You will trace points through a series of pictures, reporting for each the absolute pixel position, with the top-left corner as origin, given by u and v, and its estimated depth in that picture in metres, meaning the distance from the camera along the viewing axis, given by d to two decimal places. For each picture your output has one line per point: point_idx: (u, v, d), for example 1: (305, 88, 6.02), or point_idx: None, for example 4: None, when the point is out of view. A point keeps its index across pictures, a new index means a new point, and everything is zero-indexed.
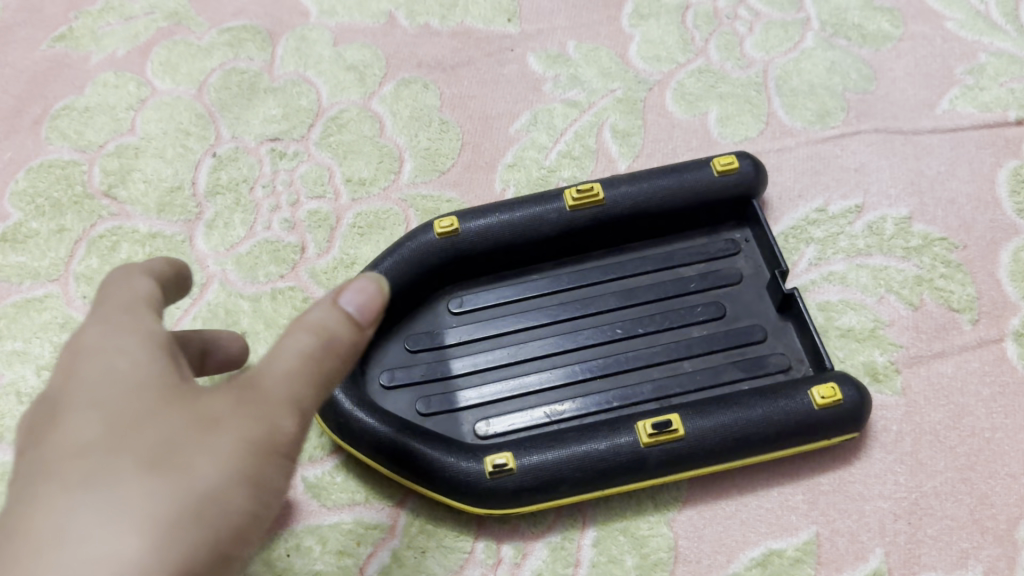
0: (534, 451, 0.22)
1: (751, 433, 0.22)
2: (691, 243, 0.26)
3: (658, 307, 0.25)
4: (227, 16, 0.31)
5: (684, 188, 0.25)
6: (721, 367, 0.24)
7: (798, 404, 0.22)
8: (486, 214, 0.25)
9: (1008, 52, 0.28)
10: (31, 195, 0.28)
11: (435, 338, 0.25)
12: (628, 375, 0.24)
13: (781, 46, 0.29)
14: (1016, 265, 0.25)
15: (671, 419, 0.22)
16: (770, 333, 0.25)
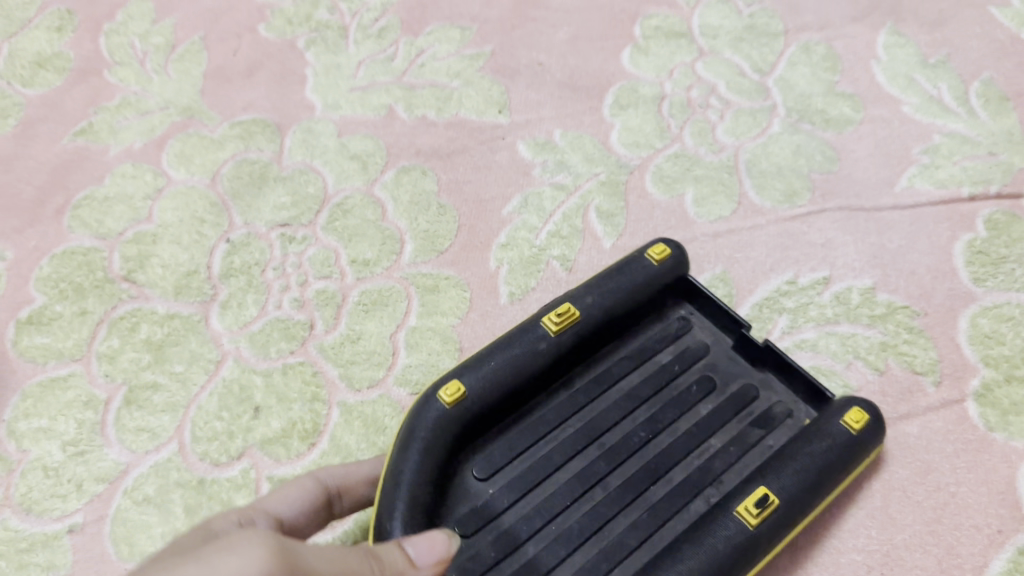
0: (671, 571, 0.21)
1: (820, 474, 0.23)
2: (651, 331, 0.27)
3: (670, 403, 0.26)
4: (238, 111, 0.33)
5: (639, 286, 0.26)
6: (740, 439, 0.25)
7: (839, 434, 0.24)
8: (477, 367, 0.24)
9: (960, 133, 0.31)
10: (54, 280, 0.29)
11: (483, 512, 0.23)
12: (674, 473, 0.24)
13: (749, 132, 0.32)
14: (974, 330, 0.27)
15: (763, 493, 0.22)
16: (755, 389, 0.26)
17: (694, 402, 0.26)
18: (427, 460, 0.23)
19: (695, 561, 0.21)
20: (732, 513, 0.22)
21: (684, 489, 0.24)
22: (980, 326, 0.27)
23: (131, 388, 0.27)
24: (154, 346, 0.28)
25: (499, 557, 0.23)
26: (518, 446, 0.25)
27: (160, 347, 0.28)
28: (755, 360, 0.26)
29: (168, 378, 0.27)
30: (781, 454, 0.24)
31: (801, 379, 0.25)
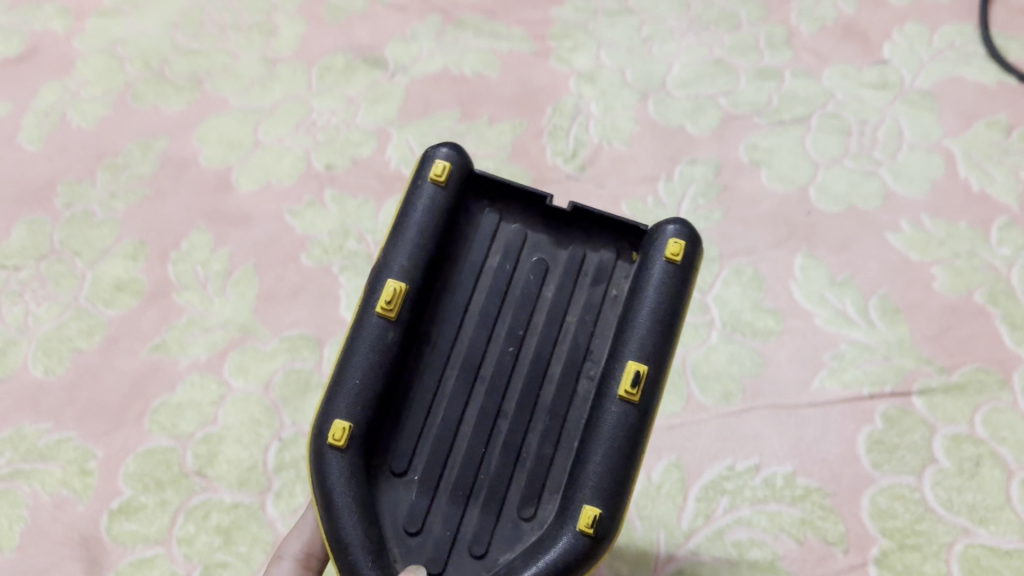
0: (589, 488, 0.26)
1: (666, 308, 0.27)
2: (470, 244, 0.30)
3: (521, 304, 0.29)
4: (285, 326, 0.41)
5: (436, 218, 0.29)
6: (589, 308, 0.29)
7: (661, 268, 0.28)
8: (344, 392, 0.27)
9: (862, 342, 0.40)
10: (140, 475, 0.38)
11: (413, 513, 0.27)
12: (550, 373, 0.28)
13: (693, 341, 0.40)
14: (873, 507, 0.37)
15: (628, 371, 0.27)
16: (588, 242, 0.30)
17: (541, 284, 0.29)
18: (357, 505, 0.26)
19: (603, 469, 0.26)
20: (614, 401, 0.26)
21: (565, 396, 0.28)
22: (877, 504, 0.37)
23: (205, 564, 0.36)
24: (224, 529, 0.37)
25: (449, 538, 0.27)
26: (414, 426, 0.28)
27: (228, 531, 0.37)
28: (571, 227, 0.30)
29: (234, 556, 0.36)
30: (625, 315, 0.28)
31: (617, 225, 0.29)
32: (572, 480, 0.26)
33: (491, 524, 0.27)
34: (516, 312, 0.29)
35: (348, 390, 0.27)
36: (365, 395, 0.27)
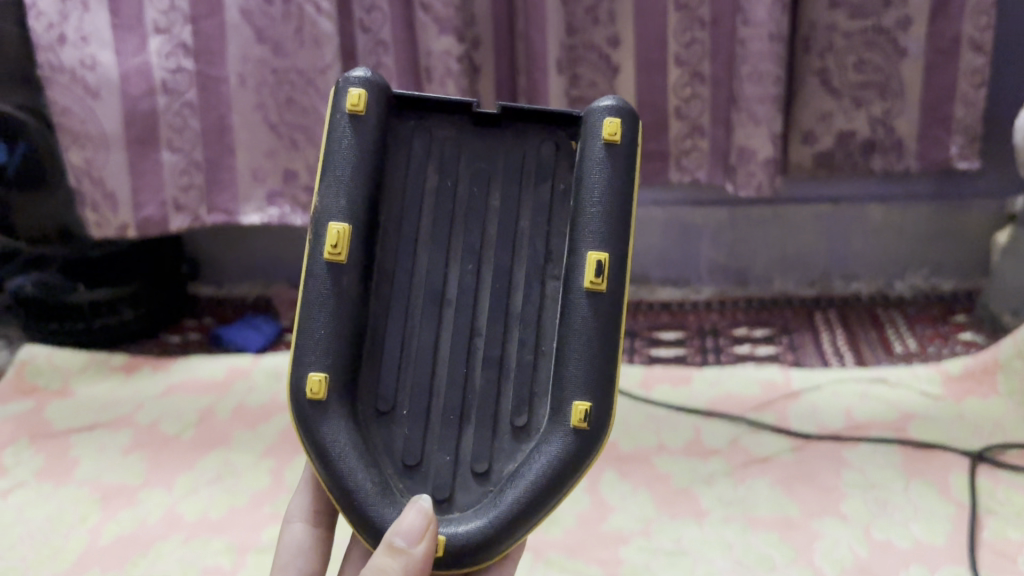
0: (574, 396, 0.52)
1: (608, 198, 0.53)
2: (416, 171, 0.56)
3: (477, 214, 0.55)
4: None
5: (365, 165, 0.53)
6: (538, 210, 0.56)
7: (600, 144, 0.53)
8: (323, 356, 0.52)
9: None
10: None
11: (414, 432, 0.53)
12: (514, 272, 0.55)
13: None
14: None
15: (592, 274, 0.52)
16: (523, 139, 0.57)
17: (485, 186, 0.56)
18: (351, 433, 0.52)
19: (577, 362, 0.52)
20: (582, 293, 0.52)
21: (534, 288, 0.55)
22: None
23: None
24: None
25: (453, 434, 0.53)
26: (405, 335, 0.55)
27: None
28: (500, 122, 0.57)
29: None
30: (581, 213, 0.53)
31: (543, 112, 0.56)
32: (559, 369, 0.52)
33: (490, 441, 0.54)
34: (468, 230, 0.55)
35: (327, 334, 0.52)
36: (337, 351, 0.52)
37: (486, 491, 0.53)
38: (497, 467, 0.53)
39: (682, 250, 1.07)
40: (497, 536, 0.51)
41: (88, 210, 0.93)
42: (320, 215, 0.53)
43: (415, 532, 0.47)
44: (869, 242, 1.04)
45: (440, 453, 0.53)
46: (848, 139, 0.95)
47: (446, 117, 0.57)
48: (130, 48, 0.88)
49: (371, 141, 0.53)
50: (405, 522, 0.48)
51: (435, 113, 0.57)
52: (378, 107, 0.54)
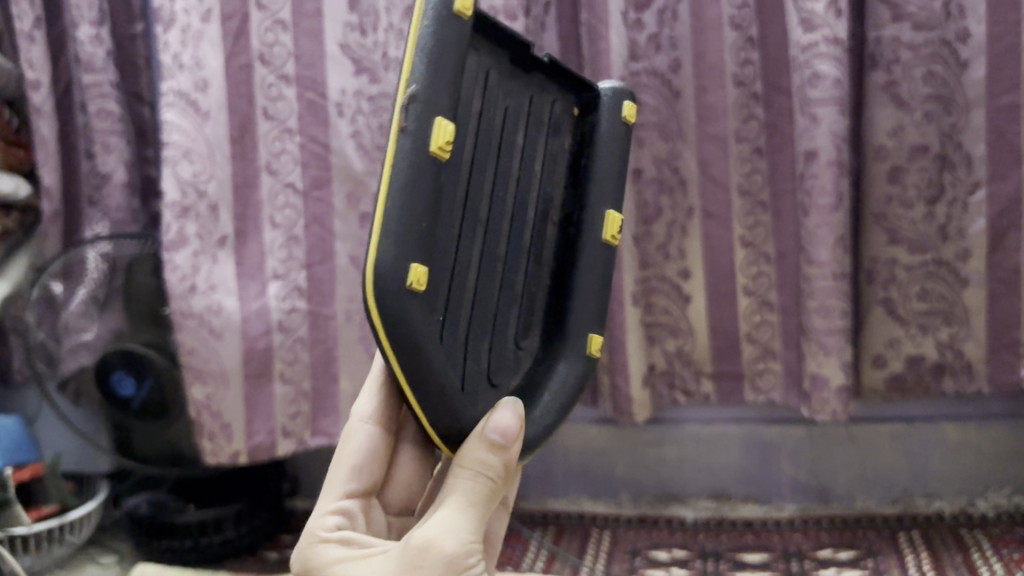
0: (578, 328, 0.66)
1: (616, 165, 0.66)
2: (478, 78, 0.58)
3: (512, 147, 0.61)
4: None
5: (459, 50, 0.53)
6: (548, 160, 0.64)
7: (618, 116, 0.67)
8: (413, 255, 0.51)
9: None
10: None
11: (451, 324, 0.56)
12: (530, 210, 0.63)
13: None
14: None
15: (609, 233, 0.66)
16: (544, 85, 0.64)
17: (517, 122, 0.61)
18: (417, 333, 0.52)
19: (583, 300, 0.65)
20: (597, 241, 0.65)
21: (542, 226, 0.64)
22: None
23: None
24: None
25: (483, 353, 0.60)
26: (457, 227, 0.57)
27: None
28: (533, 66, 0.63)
29: None
30: (593, 173, 0.65)
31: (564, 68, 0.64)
32: (567, 300, 0.65)
33: (504, 361, 0.62)
34: (507, 165, 0.60)
35: (413, 204, 0.51)
36: (419, 247, 0.51)
37: None
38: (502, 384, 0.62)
39: (762, 468, 1.11)
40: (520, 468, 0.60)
41: (204, 440, 1.00)
42: (420, 103, 0.51)
43: (513, 429, 0.56)
44: (947, 460, 1.07)
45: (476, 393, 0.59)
46: (918, 363, 0.99)
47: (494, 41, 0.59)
48: (251, 293, 0.98)
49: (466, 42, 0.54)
50: (503, 420, 0.56)
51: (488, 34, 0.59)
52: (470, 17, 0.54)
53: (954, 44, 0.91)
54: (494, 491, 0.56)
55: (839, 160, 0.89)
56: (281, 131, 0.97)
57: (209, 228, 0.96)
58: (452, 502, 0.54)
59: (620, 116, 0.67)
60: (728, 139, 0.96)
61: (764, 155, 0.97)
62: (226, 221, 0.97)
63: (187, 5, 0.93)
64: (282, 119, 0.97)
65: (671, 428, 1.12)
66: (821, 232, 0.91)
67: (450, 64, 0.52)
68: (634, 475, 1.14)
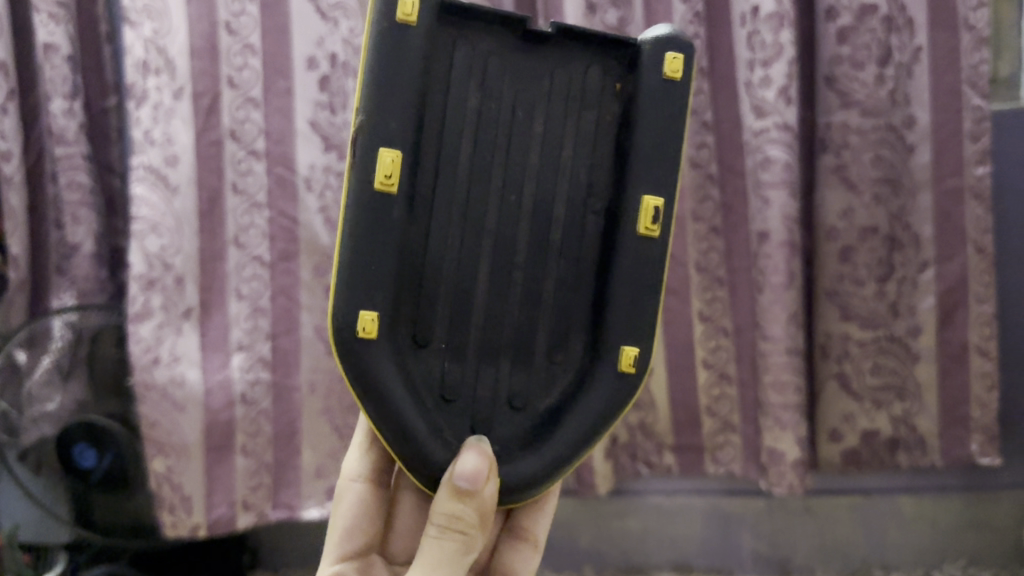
0: (622, 336, 0.69)
1: (660, 141, 0.68)
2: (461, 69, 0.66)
3: (518, 136, 0.68)
4: None
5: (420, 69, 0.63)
6: (576, 144, 0.69)
7: (678, 84, 0.68)
8: (368, 296, 0.62)
9: None
10: None
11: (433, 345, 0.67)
12: (555, 205, 0.69)
13: None
14: None
15: (654, 228, 0.68)
16: (567, 59, 0.69)
17: (523, 112, 0.68)
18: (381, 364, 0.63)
19: (613, 302, 0.69)
20: (643, 234, 0.68)
21: (573, 218, 0.70)
22: None
23: None
24: None
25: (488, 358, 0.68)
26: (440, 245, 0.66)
27: None
28: (547, 40, 0.68)
29: None
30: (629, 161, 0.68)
31: (597, 41, 0.69)
32: (603, 311, 0.69)
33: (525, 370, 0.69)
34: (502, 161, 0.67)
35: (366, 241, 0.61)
36: (380, 295, 0.62)
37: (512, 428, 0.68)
38: (527, 398, 0.69)
39: (725, 541, 1.13)
40: (535, 480, 0.67)
41: (166, 512, 1.02)
42: (362, 138, 0.61)
43: (480, 473, 0.61)
44: (903, 532, 1.09)
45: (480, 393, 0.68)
46: (873, 437, 1.00)
47: (482, 29, 0.67)
48: (214, 365, 1.00)
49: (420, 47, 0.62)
50: (469, 467, 0.61)
51: (471, 25, 0.66)
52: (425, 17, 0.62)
53: (900, 129, 0.95)
54: (468, 540, 0.61)
55: (791, 241, 0.92)
56: (249, 206, 0.99)
57: (173, 301, 0.98)
58: (419, 568, 0.60)
59: (656, 74, 0.68)
60: (687, 220, 0.99)
61: (720, 234, 1.00)
62: (192, 294, 0.98)
63: (159, 83, 0.96)
64: (251, 194, 0.98)
65: (635, 500, 1.13)
66: (775, 309, 0.93)
67: (399, 80, 0.61)
68: (598, 548, 1.15)
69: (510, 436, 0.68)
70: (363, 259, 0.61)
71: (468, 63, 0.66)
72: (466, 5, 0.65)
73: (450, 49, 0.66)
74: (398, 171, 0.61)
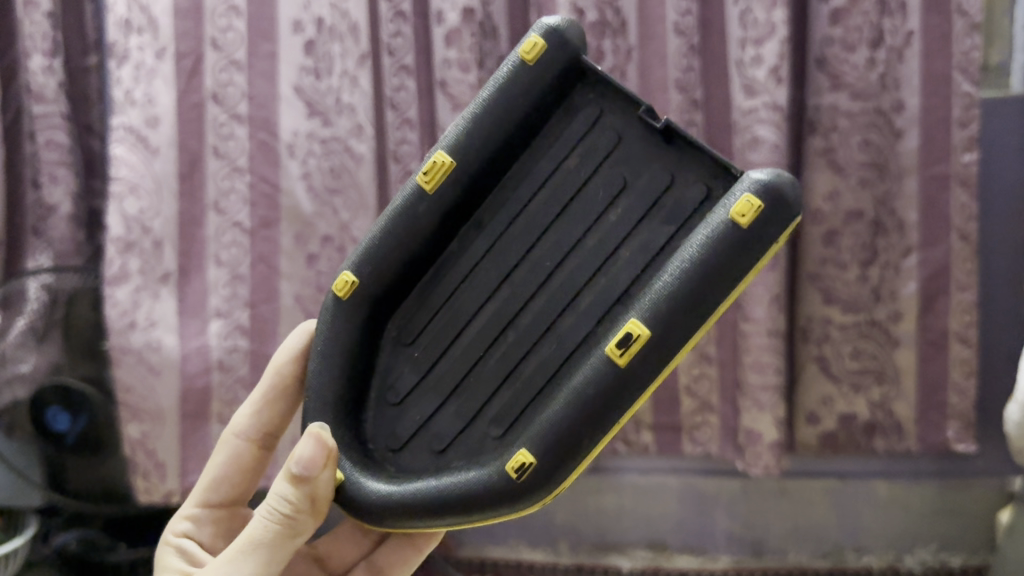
0: (538, 450, 0.61)
1: (684, 269, 0.59)
2: (569, 133, 0.69)
3: (583, 217, 0.68)
4: None
5: (520, 111, 0.68)
6: (639, 246, 0.66)
7: (741, 229, 0.58)
8: (364, 265, 0.70)
9: None
10: None
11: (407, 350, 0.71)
12: (580, 294, 0.67)
13: None
14: None
15: (625, 357, 0.59)
16: (682, 163, 0.66)
17: (606, 195, 0.67)
18: (343, 326, 0.70)
19: (548, 413, 0.61)
20: (607, 356, 0.60)
21: (587, 315, 0.66)
22: None
23: None
24: None
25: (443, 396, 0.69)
26: (460, 271, 0.71)
27: None
28: (672, 141, 0.66)
29: None
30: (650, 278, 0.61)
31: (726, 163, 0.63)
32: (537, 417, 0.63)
33: (460, 428, 0.68)
34: (552, 235, 0.68)
35: (387, 221, 0.69)
36: (373, 273, 0.69)
37: (409, 463, 0.69)
38: (452, 453, 0.68)
39: (698, 520, 1.13)
40: (380, 508, 0.65)
41: (139, 478, 1.01)
42: (438, 145, 0.69)
43: (317, 461, 0.60)
44: (877, 516, 1.09)
45: (419, 411, 0.69)
46: (850, 421, 1.01)
47: (623, 114, 0.68)
48: (192, 331, 0.99)
49: (530, 90, 0.67)
50: (303, 459, 0.60)
51: (616, 110, 0.68)
52: (548, 66, 0.67)
53: (889, 113, 0.94)
54: (295, 522, 0.62)
55: None
56: (230, 170, 0.97)
57: (151, 265, 0.98)
58: (242, 542, 0.62)
59: (728, 210, 0.59)
60: None
61: None
62: (170, 259, 0.98)
63: (142, 43, 0.96)
64: (233, 159, 0.96)
65: (612, 477, 1.13)
66: (758, 290, 0.93)
67: (495, 110, 0.68)
68: (572, 524, 1.15)
69: (411, 465, 0.69)
70: (377, 236, 0.69)
71: (584, 132, 0.69)
72: (617, 84, 0.68)
73: (582, 111, 0.69)
74: (438, 178, 0.68)
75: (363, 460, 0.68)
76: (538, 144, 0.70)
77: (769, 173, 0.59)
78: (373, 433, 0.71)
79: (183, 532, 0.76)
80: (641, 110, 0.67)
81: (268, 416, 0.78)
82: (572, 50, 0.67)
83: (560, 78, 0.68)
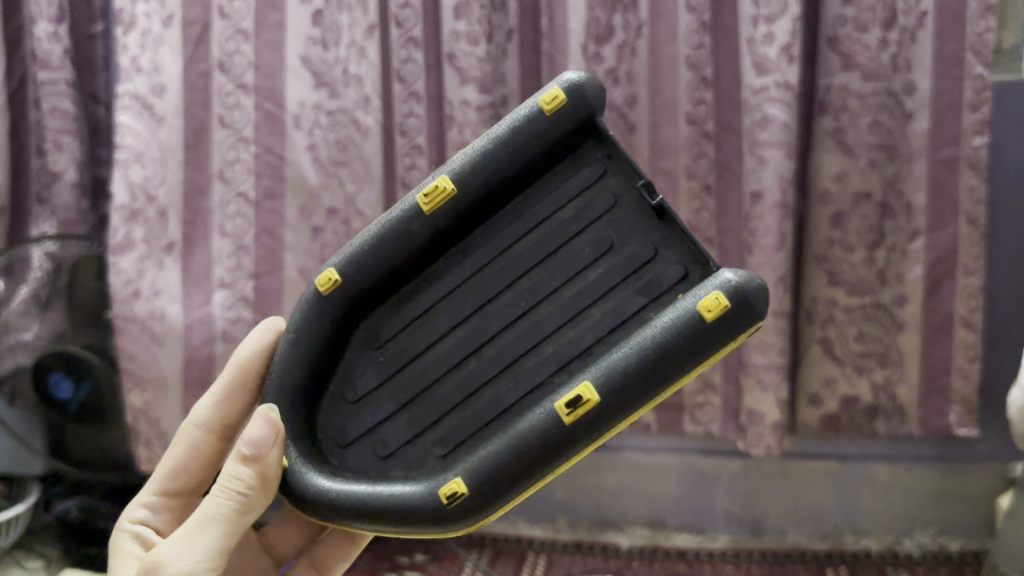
0: (474, 481, 0.61)
1: (644, 345, 0.60)
2: (567, 186, 0.71)
3: (563, 269, 0.69)
4: None
5: (531, 154, 0.69)
6: (611, 308, 0.67)
7: (706, 321, 0.59)
8: (353, 262, 0.70)
9: None
10: None
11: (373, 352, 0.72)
12: (546, 339, 0.68)
13: None
14: None
15: (573, 414, 0.60)
16: (667, 241, 0.67)
17: (589, 255, 0.69)
18: (321, 321, 0.70)
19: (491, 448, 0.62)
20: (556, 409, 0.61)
21: (547, 360, 0.67)
22: None
23: None
24: None
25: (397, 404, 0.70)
26: (439, 289, 0.72)
27: None
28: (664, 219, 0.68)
29: None
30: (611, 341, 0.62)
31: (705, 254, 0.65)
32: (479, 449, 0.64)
33: (409, 440, 0.68)
34: (531, 279, 0.70)
35: (383, 226, 0.70)
36: (359, 275, 0.70)
37: (352, 459, 0.69)
38: (394, 462, 0.68)
39: (698, 499, 1.13)
40: (313, 497, 0.65)
41: (141, 446, 1.02)
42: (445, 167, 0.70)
43: (267, 440, 0.61)
44: (877, 498, 1.09)
45: (372, 414, 0.70)
46: (852, 403, 1.01)
47: (622, 183, 0.70)
48: (196, 301, 0.99)
49: (544, 137, 0.69)
50: (254, 437, 0.61)
51: (615, 177, 0.70)
52: (567, 122, 0.69)
53: (900, 95, 0.93)
54: (247, 502, 0.62)
55: (784, 203, 0.91)
56: (236, 140, 0.96)
57: (156, 234, 0.98)
58: (191, 523, 0.61)
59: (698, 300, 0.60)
60: (679, 174, 0.97)
61: (713, 193, 0.98)
62: (175, 228, 0.99)
63: (148, 9, 0.95)
64: (238, 128, 0.96)
65: (612, 455, 1.13)
66: (764, 271, 0.93)
67: (506, 151, 0.69)
68: (573, 501, 1.16)
69: (353, 465, 0.69)
70: (369, 239, 0.70)
71: (584, 189, 0.70)
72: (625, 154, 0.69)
73: (586, 168, 0.71)
74: (438, 200, 0.69)
75: (313, 451, 0.68)
76: (538, 190, 0.72)
77: (749, 276, 0.60)
78: (324, 425, 0.71)
79: (139, 519, 0.76)
80: (641, 183, 0.68)
81: (227, 410, 0.77)
82: (593, 115, 0.69)
83: (576, 133, 0.70)
